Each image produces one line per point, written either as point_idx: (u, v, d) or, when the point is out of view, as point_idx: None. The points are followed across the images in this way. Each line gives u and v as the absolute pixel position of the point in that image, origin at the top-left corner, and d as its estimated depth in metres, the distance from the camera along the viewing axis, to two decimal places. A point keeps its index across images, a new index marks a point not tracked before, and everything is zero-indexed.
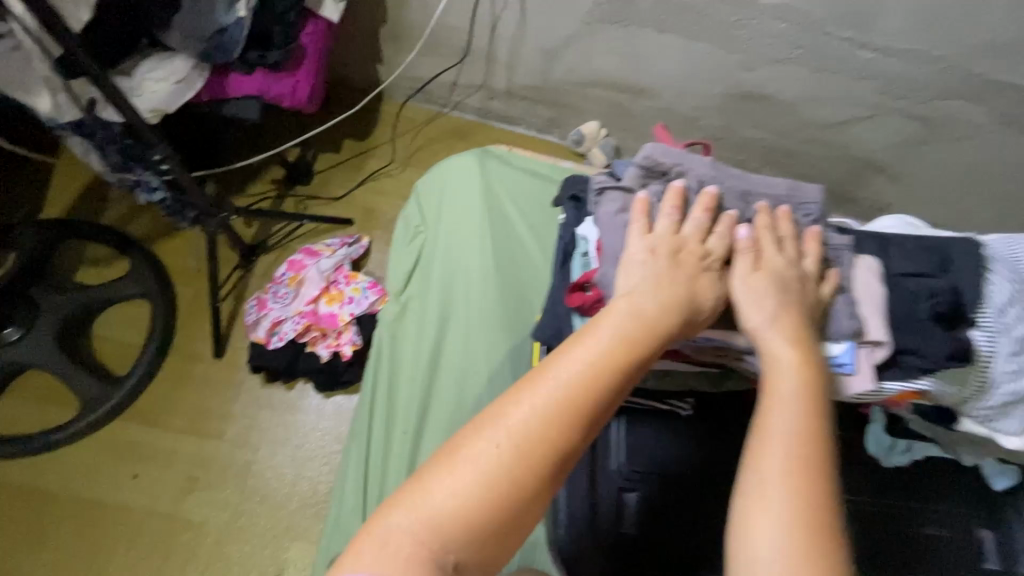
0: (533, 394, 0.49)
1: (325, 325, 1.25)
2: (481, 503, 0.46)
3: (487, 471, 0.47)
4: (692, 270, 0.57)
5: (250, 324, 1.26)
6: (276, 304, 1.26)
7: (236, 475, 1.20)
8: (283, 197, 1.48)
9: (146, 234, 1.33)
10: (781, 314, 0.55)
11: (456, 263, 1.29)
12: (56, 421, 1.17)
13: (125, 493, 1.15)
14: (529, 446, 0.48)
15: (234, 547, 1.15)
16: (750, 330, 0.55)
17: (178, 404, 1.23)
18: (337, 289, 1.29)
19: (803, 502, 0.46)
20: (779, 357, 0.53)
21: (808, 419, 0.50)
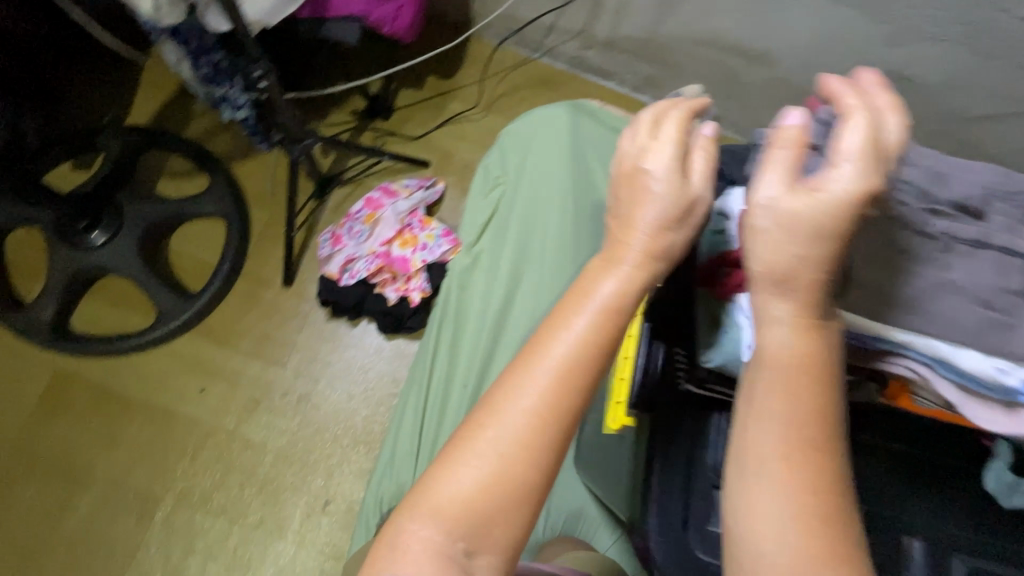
0: (530, 373, 0.45)
1: (397, 268, 1.23)
2: (494, 500, 0.43)
3: (489, 466, 0.43)
4: (678, 197, 0.47)
5: (322, 258, 1.25)
6: (350, 241, 1.24)
7: (296, 403, 1.22)
8: (362, 130, 1.44)
9: (225, 152, 1.31)
10: (787, 232, 0.43)
11: (535, 224, 1.21)
12: (133, 327, 1.19)
13: (192, 405, 1.19)
14: (531, 428, 0.44)
15: (290, 472, 1.18)
16: (756, 268, 0.44)
17: (246, 327, 1.24)
18: (412, 233, 1.26)
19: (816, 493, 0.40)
20: (769, 325, 0.44)
21: (809, 395, 0.42)
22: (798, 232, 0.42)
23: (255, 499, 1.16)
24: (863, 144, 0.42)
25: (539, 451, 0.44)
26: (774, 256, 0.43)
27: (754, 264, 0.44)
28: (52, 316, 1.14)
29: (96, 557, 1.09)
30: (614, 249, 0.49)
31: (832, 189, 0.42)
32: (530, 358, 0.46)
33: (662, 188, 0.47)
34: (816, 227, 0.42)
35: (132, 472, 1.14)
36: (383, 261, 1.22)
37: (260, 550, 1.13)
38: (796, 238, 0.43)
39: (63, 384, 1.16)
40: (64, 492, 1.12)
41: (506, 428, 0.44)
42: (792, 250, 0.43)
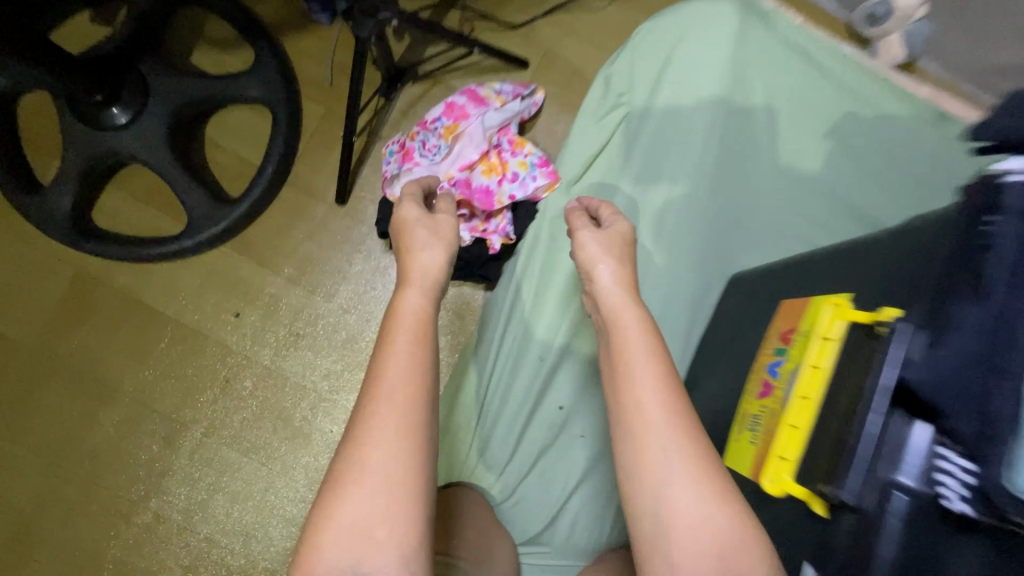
0: (374, 390, 0.54)
1: (476, 202, 0.99)
2: (383, 499, 0.50)
3: (375, 476, 0.51)
4: (446, 234, 0.72)
5: (385, 178, 1.01)
6: (423, 162, 0.99)
7: (340, 346, 1.04)
8: (448, 9, 1.11)
9: (277, 20, 1.04)
10: (620, 265, 0.65)
11: (662, 165, 0.98)
12: (161, 231, 1.00)
13: (226, 330, 1.02)
14: (405, 423, 0.53)
15: (326, 421, 1.03)
16: (597, 279, 0.64)
17: (290, 248, 1.04)
18: (501, 159, 1.02)
19: (680, 439, 0.49)
20: (603, 301, 0.62)
21: (655, 370, 0.53)
22: (606, 238, 0.68)
23: (286, 443, 1.03)
24: (608, 211, 0.74)
25: (415, 438, 0.53)
26: (598, 258, 0.66)
27: (587, 268, 0.66)
28: (72, 205, 0.95)
29: (119, 479, 0.99)
30: (405, 275, 0.66)
31: (621, 231, 0.70)
32: (372, 379, 0.55)
33: (425, 237, 0.70)
34: (613, 241, 0.68)
35: (157, 393, 1.01)
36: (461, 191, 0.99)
37: (289, 496, 1.02)
38: (603, 249, 0.67)
39: (85, 284, 1.01)
40: (85, 405, 0.99)
41: (382, 434, 0.52)
42: (607, 255, 0.66)
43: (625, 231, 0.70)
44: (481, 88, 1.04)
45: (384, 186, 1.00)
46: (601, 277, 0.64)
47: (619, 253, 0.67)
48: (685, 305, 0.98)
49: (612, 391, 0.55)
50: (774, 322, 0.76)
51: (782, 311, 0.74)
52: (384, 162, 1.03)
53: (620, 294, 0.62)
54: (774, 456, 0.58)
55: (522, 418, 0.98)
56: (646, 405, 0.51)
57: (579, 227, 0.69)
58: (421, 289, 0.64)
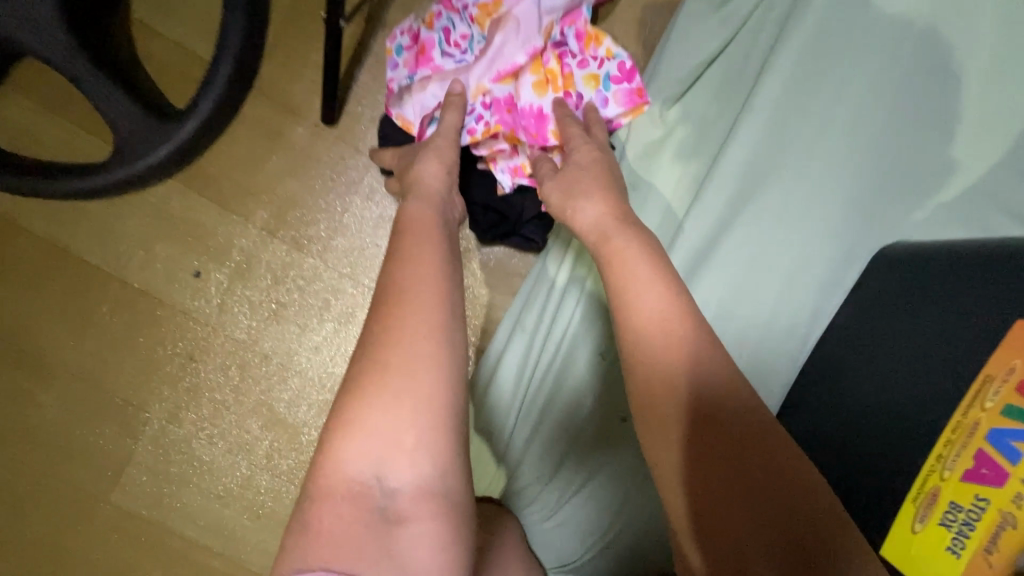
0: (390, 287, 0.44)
1: (520, 133, 0.67)
2: (407, 402, 0.39)
3: (399, 386, 0.40)
4: (445, 160, 0.59)
5: (391, 91, 0.70)
6: (446, 65, 0.68)
7: (335, 315, 0.78)
8: None
9: None
10: (600, 186, 0.54)
11: (816, 82, 0.65)
12: (82, 156, 0.72)
13: (185, 292, 0.78)
14: (422, 323, 0.42)
15: (315, 409, 0.80)
16: (577, 207, 0.53)
17: (263, 183, 0.76)
18: (563, 68, 0.68)
19: (695, 337, 0.41)
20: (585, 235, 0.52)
21: (654, 278, 0.44)
22: (565, 174, 0.57)
23: (268, 432, 0.81)
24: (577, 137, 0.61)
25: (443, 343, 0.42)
26: (567, 203, 0.54)
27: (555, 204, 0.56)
28: None
29: (67, 471, 0.80)
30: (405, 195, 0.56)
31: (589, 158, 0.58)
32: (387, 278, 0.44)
33: (438, 167, 0.58)
34: (572, 175, 0.57)
35: (107, 367, 0.79)
36: (497, 117, 0.67)
37: (275, 496, 0.82)
38: (566, 183, 0.56)
39: (4, 227, 0.76)
40: (18, 381, 0.78)
41: (408, 335, 0.41)
42: (579, 194, 0.54)
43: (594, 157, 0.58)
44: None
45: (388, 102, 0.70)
46: (573, 205, 0.54)
47: (590, 181, 0.55)
48: (816, 295, 0.65)
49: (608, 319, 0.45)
50: (998, 355, 0.45)
51: (1004, 349, 0.44)
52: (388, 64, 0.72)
53: (606, 226, 0.50)
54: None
55: (569, 429, 0.73)
56: (652, 317, 0.42)
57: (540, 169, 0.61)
58: (431, 203, 0.53)
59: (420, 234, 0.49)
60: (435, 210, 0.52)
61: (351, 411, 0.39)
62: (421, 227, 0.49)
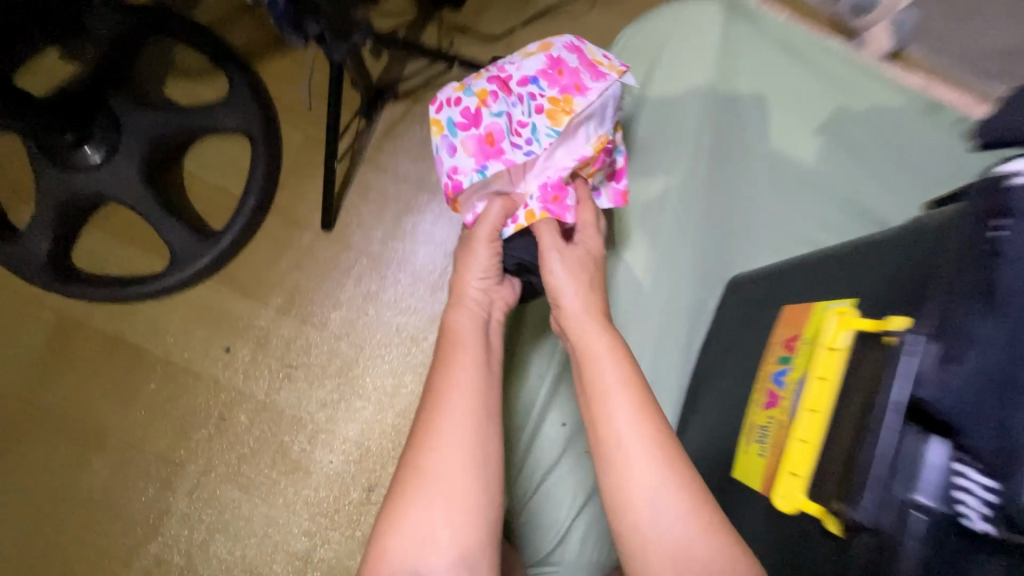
0: (435, 398, 0.55)
1: (566, 218, 0.63)
2: (438, 505, 0.50)
3: (435, 490, 0.51)
4: (484, 257, 0.62)
5: (454, 179, 0.60)
6: (515, 155, 0.59)
7: (336, 371, 1.02)
8: (426, 22, 1.05)
9: (248, 46, 1.02)
10: (589, 293, 0.62)
11: (658, 161, 0.93)
12: (143, 270, 0.98)
13: (216, 366, 1.00)
14: (461, 433, 0.53)
15: (325, 451, 1.00)
16: (574, 321, 0.60)
17: (276, 275, 1.02)
18: (601, 165, 0.65)
19: (667, 472, 0.49)
20: (576, 338, 0.59)
21: (631, 405, 0.53)
22: (569, 257, 0.62)
23: (286, 476, 0.99)
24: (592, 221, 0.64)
25: (475, 454, 0.53)
26: (563, 286, 0.61)
27: (556, 290, 0.61)
28: (48, 248, 0.92)
29: (113, 525, 0.95)
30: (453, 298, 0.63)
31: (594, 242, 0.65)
32: (431, 392, 0.55)
33: (477, 267, 0.62)
34: (580, 262, 0.63)
35: (150, 436, 0.98)
36: (543, 204, 0.62)
37: (291, 531, 0.98)
38: (570, 270, 0.62)
39: (69, 327, 0.98)
40: (75, 452, 0.96)
41: (444, 443, 0.52)
42: (585, 279, 0.62)
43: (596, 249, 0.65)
44: (584, 45, 0.64)
45: (452, 193, 0.61)
46: (571, 300, 0.61)
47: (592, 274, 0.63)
48: (685, 312, 0.90)
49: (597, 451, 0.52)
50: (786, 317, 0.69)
51: (785, 318, 0.69)
52: (443, 144, 0.61)
53: (582, 326, 0.59)
54: (785, 472, 0.56)
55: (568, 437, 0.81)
56: (628, 443, 0.51)
57: (553, 243, 0.62)
58: (471, 310, 0.62)
59: (459, 342, 0.59)
60: (470, 319, 0.61)
61: (399, 508, 0.51)
62: (456, 345, 0.59)
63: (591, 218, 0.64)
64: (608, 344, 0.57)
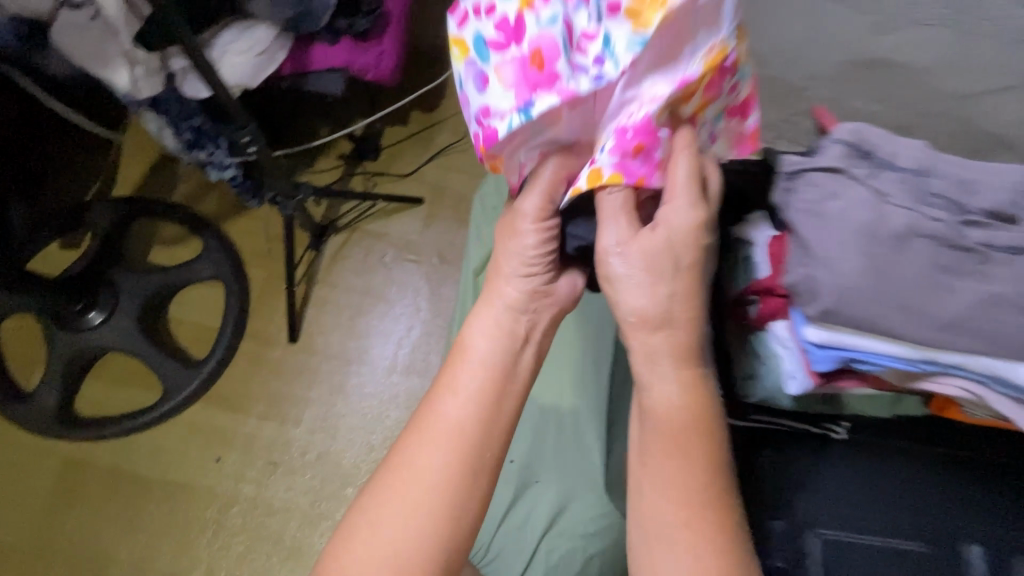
0: (425, 427, 0.56)
1: (650, 178, 0.51)
2: (399, 532, 0.52)
3: (394, 519, 0.53)
4: (524, 254, 0.57)
5: (489, 122, 0.49)
6: (574, 85, 0.47)
7: (316, 460, 1.19)
8: (352, 174, 1.38)
9: (216, 213, 1.30)
10: (676, 320, 0.52)
11: None
12: (140, 405, 1.17)
13: (208, 477, 1.16)
14: (444, 476, 0.54)
15: (314, 534, 1.14)
16: (637, 350, 0.54)
17: (255, 389, 1.21)
18: (712, 91, 0.49)
19: (693, 542, 0.48)
20: (649, 384, 0.53)
21: (687, 475, 0.50)
22: (641, 253, 0.51)
23: (282, 566, 1.12)
24: (687, 187, 0.51)
25: (450, 498, 0.54)
26: (629, 286, 0.52)
27: (627, 302, 0.52)
28: (56, 402, 1.12)
29: None
30: (485, 303, 0.60)
31: (683, 220, 0.51)
32: (423, 420, 0.56)
33: (515, 262, 0.58)
34: (663, 267, 0.51)
35: (158, 552, 1.11)
36: (615, 158, 0.49)
37: None
38: (650, 279, 0.51)
39: (75, 469, 1.14)
40: None
41: (417, 477, 0.54)
42: (664, 280, 0.52)
43: (697, 222, 0.50)
44: None
45: (486, 145, 0.50)
46: (643, 324, 0.53)
47: (673, 280, 0.52)
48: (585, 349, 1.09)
49: (640, 517, 0.51)
50: None
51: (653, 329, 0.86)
52: (471, 75, 0.49)
53: (646, 374, 0.53)
54: None
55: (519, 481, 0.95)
56: (676, 522, 0.49)
57: (620, 228, 0.51)
58: (502, 327, 0.59)
59: (474, 379, 0.56)
60: (494, 345, 0.58)
61: (360, 518, 0.54)
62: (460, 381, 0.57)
63: (690, 175, 0.51)
64: (670, 393, 0.52)
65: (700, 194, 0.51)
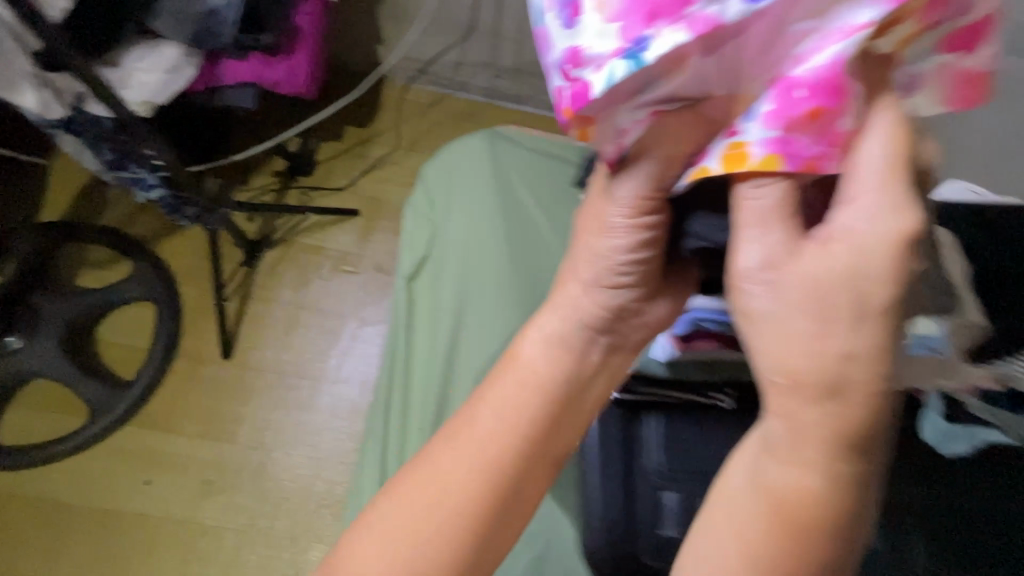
0: (460, 428, 0.49)
1: (825, 159, 0.35)
2: (397, 543, 0.45)
3: (396, 526, 0.46)
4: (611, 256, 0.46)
5: (578, 76, 0.34)
6: (718, 7, 0.31)
7: (252, 478, 1.17)
8: (286, 189, 1.40)
9: (147, 234, 1.29)
10: (850, 382, 0.36)
11: (468, 248, 1.19)
12: (66, 430, 1.15)
13: (138, 501, 1.13)
14: (466, 488, 0.47)
15: (253, 550, 1.13)
16: (776, 405, 0.39)
17: (187, 409, 1.20)
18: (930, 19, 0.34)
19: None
20: (767, 436, 0.40)
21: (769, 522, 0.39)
22: (801, 280, 0.36)
23: None
24: (882, 191, 0.34)
25: (468, 517, 0.46)
26: (780, 324, 0.37)
27: (769, 340, 0.38)
28: None
29: None
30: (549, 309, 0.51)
31: (873, 238, 0.34)
32: (460, 420, 0.50)
33: (596, 269, 0.48)
34: (833, 308, 0.35)
35: None
36: (774, 133, 0.34)
37: None
38: (811, 317, 0.36)
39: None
40: None
41: (434, 480, 0.47)
42: (836, 324, 0.35)
43: (899, 233, 0.34)
44: None
45: (571, 109, 0.35)
46: (792, 380, 0.37)
47: (849, 326, 0.35)
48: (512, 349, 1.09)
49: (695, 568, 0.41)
50: None
51: None
52: (559, 2, 0.34)
53: (772, 453, 0.39)
54: None
55: None
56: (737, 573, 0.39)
57: (766, 244, 0.36)
58: (567, 338, 0.50)
59: (521, 408, 0.49)
60: (551, 358, 0.50)
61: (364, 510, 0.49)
62: (505, 390, 0.50)
63: (888, 157, 0.35)
64: (796, 481, 0.38)
65: (904, 190, 0.35)
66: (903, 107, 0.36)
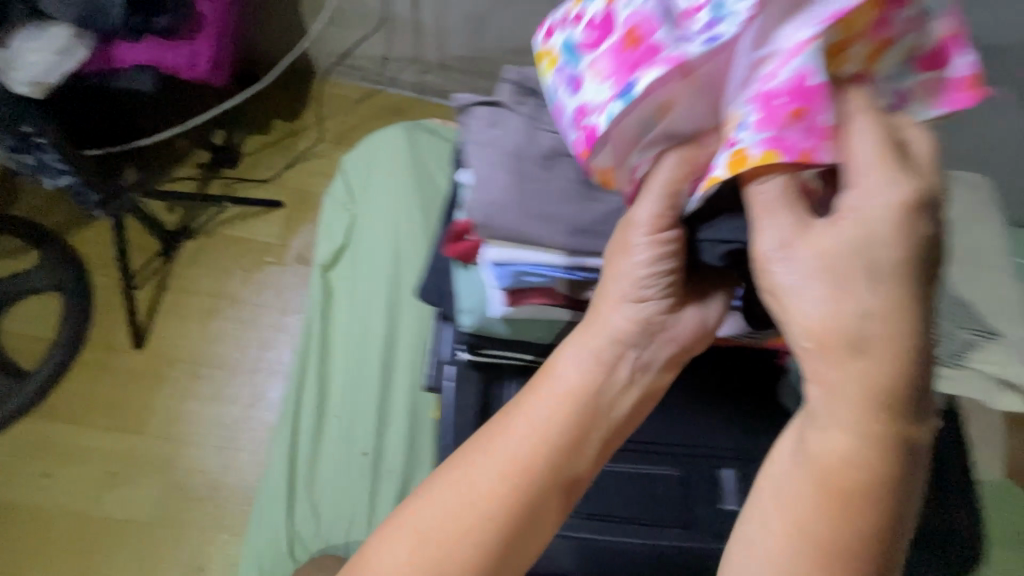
0: (493, 438, 0.47)
1: (819, 151, 0.37)
2: (418, 549, 0.44)
3: (421, 535, 0.44)
4: (631, 270, 0.46)
5: (585, 125, 0.44)
6: (681, 49, 0.39)
7: (158, 470, 1.15)
8: (210, 181, 1.40)
9: (60, 224, 1.27)
10: (878, 362, 0.37)
11: (383, 240, 1.15)
12: None
13: (37, 493, 1.11)
14: (497, 501, 0.45)
15: (159, 543, 1.10)
16: (826, 397, 0.39)
17: (93, 400, 1.18)
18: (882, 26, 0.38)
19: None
20: (829, 436, 0.39)
21: (816, 526, 0.39)
22: (818, 264, 0.37)
23: None
24: (876, 168, 0.36)
25: (500, 531, 0.45)
26: (808, 308, 0.38)
27: (798, 324, 0.39)
28: None
29: None
30: (585, 323, 0.50)
31: (875, 214, 0.36)
32: (494, 429, 0.48)
33: (621, 286, 0.47)
34: (848, 279, 0.37)
35: None
36: (765, 132, 0.37)
37: None
38: (829, 291, 0.37)
39: None
40: None
41: (462, 488, 0.46)
42: (855, 302, 0.37)
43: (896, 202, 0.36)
44: None
45: (586, 148, 0.44)
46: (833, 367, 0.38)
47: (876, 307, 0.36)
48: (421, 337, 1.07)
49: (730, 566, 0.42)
50: None
51: None
52: (563, 82, 0.46)
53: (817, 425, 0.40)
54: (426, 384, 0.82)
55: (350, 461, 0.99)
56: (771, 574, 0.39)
57: (777, 230, 0.38)
58: (600, 353, 0.48)
59: (558, 417, 0.47)
60: (589, 371, 0.48)
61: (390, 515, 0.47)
62: (540, 406, 0.48)
63: (877, 144, 0.37)
64: (841, 453, 0.38)
65: (899, 169, 0.37)
66: (877, 101, 0.39)
